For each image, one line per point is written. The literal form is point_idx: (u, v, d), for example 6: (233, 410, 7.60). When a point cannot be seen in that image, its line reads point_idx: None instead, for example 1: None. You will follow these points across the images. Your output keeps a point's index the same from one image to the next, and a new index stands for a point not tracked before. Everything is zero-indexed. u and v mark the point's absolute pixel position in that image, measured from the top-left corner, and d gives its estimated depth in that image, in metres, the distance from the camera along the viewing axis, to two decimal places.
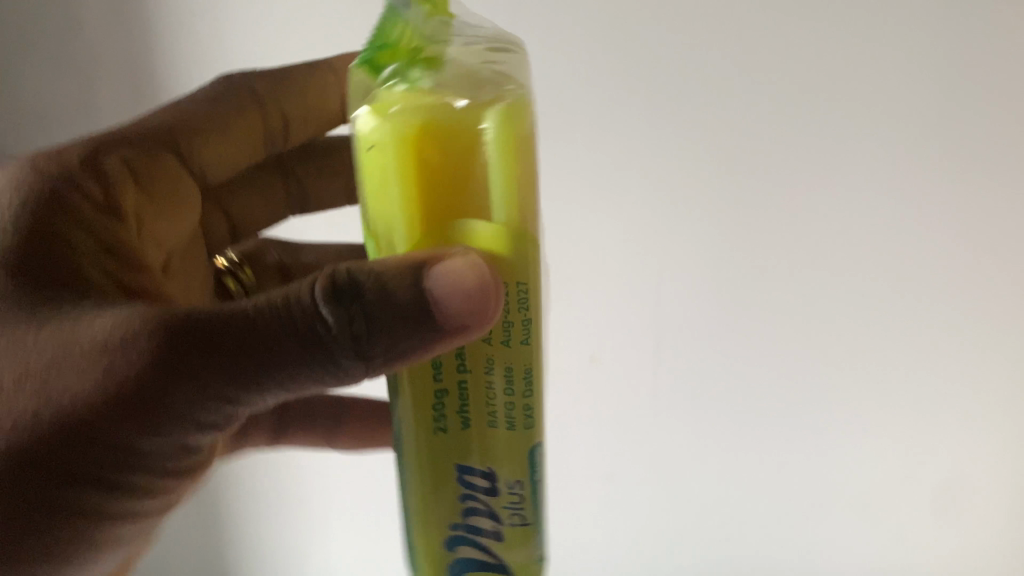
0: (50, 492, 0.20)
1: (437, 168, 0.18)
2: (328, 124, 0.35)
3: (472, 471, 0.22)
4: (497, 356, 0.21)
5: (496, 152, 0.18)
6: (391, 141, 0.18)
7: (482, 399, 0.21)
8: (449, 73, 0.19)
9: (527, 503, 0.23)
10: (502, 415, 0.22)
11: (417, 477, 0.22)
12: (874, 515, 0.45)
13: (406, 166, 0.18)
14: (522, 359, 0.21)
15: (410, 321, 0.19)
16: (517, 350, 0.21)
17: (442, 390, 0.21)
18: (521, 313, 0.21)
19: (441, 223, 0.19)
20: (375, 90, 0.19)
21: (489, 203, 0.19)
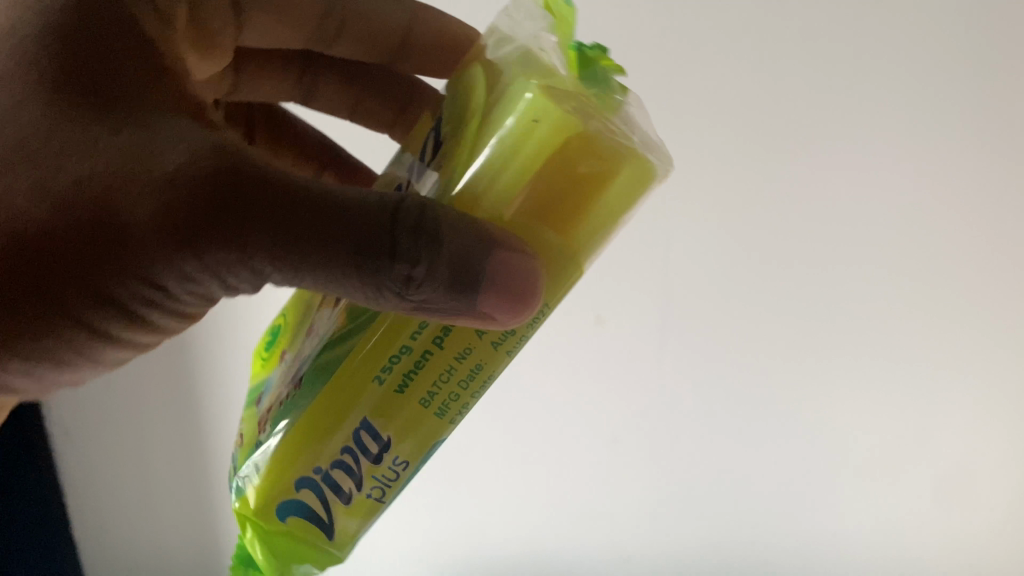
0: (58, 276, 0.21)
1: (580, 180, 0.22)
2: (372, 36, 0.36)
3: (377, 423, 0.24)
4: (473, 349, 0.24)
5: (626, 203, 0.23)
6: (571, 140, 0.22)
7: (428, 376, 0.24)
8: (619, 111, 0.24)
9: (404, 472, 0.25)
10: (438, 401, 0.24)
11: (321, 410, 0.24)
12: (897, 393, 0.60)
13: (566, 167, 0.22)
14: (484, 360, 0.24)
15: (478, 287, 0.21)
16: (485, 350, 0.24)
17: (409, 345, 0.24)
18: (517, 329, 0.24)
19: (545, 220, 0.23)
20: (571, 87, 0.23)
21: (583, 234, 0.23)
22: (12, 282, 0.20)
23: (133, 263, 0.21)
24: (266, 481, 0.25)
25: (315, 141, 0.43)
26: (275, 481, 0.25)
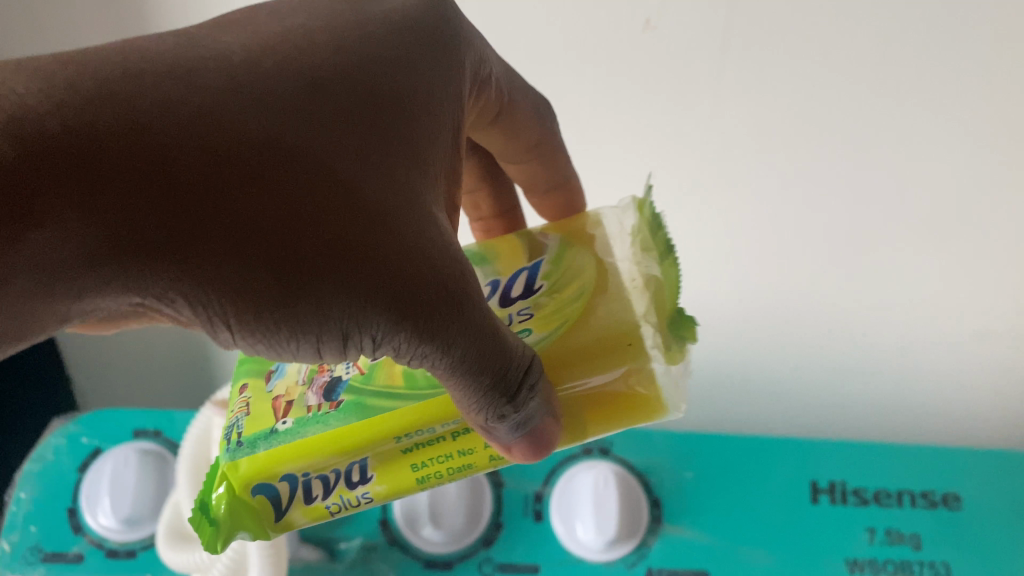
0: (303, 287, 0.30)
1: (627, 395, 0.37)
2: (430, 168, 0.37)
3: (365, 469, 0.37)
4: (472, 450, 0.37)
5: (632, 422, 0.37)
6: (624, 388, 0.36)
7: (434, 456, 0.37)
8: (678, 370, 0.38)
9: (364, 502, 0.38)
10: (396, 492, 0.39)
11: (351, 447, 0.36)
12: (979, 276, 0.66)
13: (622, 391, 0.36)
14: (471, 446, 0.37)
15: (531, 438, 0.36)
16: (474, 439, 0.37)
17: (419, 436, 0.36)
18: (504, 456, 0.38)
19: (576, 406, 0.37)
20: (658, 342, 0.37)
21: (603, 424, 0.37)
22: (280, 276, 0.30)
23: (351, 330, 0.32)
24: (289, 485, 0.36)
25: None
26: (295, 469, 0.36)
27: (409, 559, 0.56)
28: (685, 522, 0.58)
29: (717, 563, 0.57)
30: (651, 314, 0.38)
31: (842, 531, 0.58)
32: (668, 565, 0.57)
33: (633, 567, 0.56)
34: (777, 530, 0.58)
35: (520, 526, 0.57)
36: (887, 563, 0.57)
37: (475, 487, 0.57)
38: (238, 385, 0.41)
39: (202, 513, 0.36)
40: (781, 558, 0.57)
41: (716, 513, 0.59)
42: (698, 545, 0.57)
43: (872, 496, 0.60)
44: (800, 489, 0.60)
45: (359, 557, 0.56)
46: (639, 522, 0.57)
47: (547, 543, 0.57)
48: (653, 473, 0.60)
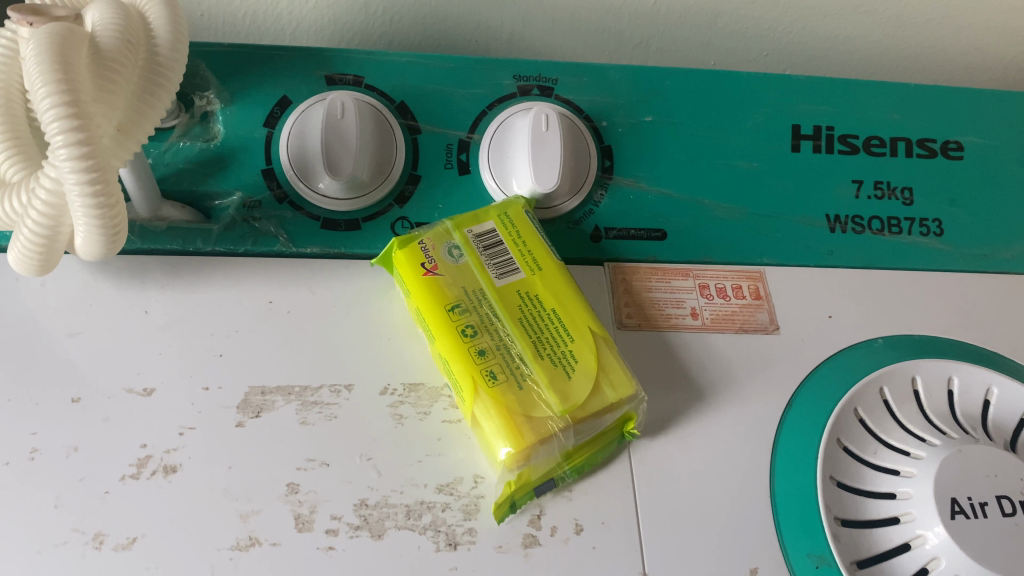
0: None
1: (577, 449, 0.38)
2: (144, 57, 0.37)
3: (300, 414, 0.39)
4: (556, 422, 0.37)
5: (606, 430, 0.39)
6: (587, 438, 0.38)
7: (544, 327, 0.39)
8: (621, 402, 0.38)
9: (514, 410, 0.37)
10: (449, 322, 0.39)
11: (532, 254, 0.42)
12: None
13: (581, 443, 0.38)
14: (518, 426, 0.37)
15: None
16: (517, 430, 0.36)
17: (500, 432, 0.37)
18: (536, 410, 0.37)
19: (549, 464, 0.38)
20: (597, 411, 0.38)
21: (581, 443, 0.38)
22: None
23: None
24: (472, 228, 0.42)
25: (136, 17, 0.38)
26: (473, 220, 0.43)
27: (303, 218, 0.44)
28: (641, 174, 0.48)
29: (677, 218, 0.47)
30: (604, 415, 0.38)
31: (827, 182, 0.49)
32: (620, 221, 0.47)
33: (578, 226, 0.46)
34: (749, 180, 0.49)
35: (439, 178, 0.46)
36: (872, 221, 0.49)
37: (380, 132, 0.45)
38: (34, 38, 0.33)
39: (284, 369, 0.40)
40: (751, 214, 0.48)
41: (679, 162, 0.48)
42: (655, 199, 0.47)
43: (863, 145, 0.50)
44: (779, 134, 0.50)
45: (238, 218, 0.44)
46: (585, 175, 0.47)
47: (474, 197, 0.46)
48: (604, 117, 0.49)
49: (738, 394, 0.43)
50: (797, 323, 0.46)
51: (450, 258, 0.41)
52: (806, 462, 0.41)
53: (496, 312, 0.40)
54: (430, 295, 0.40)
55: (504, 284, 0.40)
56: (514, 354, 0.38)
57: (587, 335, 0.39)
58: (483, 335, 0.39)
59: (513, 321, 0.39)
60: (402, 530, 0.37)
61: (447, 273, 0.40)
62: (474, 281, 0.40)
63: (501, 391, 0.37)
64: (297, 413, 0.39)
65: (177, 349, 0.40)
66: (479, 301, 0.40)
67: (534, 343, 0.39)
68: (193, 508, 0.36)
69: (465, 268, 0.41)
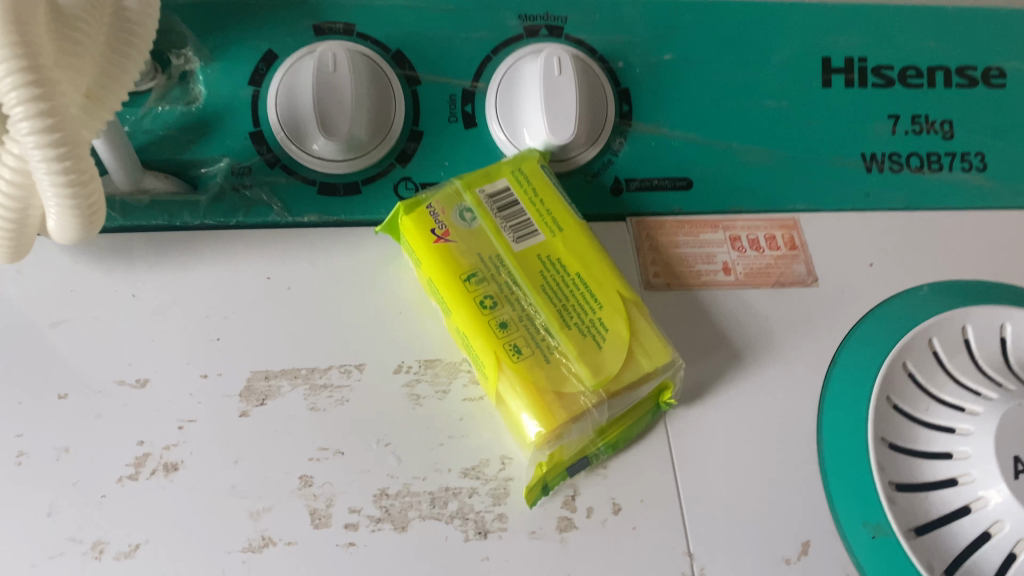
0: None
1: (612, 425, 0.35)
2: (111, 11, 0.33)
3: (311, 400, 0.36)
4: (588, 399, 0.34)
5: (642, 402, 0.36)
6: (623, 412, 0.35)
7: (568, 294, 0.36)
8: (658, 373, 0.35)
9: (542, 388, 0.34)
10: (466, 293, 0.36)
11: (551, 214, 0.38)
12: None
13: (615, 419, 0.35)
14: (547, 406, 0.34)
15: None
16: (546, 411, 0.33)
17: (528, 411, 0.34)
18: (566, 388, 0.34)
19: (582, 443, 0.35)
20: (632, 383, 0.35)
21: (615, 418, 0.35)
22: None
23: None
24: (484, 187, 0.39)
25: None
26: (485, 178, 0.39)
27: (298, 184, 0.41)
28: (662, 118, 0.44)
29: (702, 165, 0.44)
30: (640, 386, 0.35)
31: (862, 118, 0.46)
32: (642, 171, 0.43)
33: (597, 178, 0.43)
34: (778, 120, 0.45)
35: (444, 132, 0.42)
36: (911, 157, 0.45)
37: (377, 86, 0.41)
38: None
39: (289, 351, 0.37)
40: (781, 156, 0.44)
41: (702, 104, 0.45)
42: (679, 144, 0.44)
43: (899, 77, 0.47)
44: (809, 68, 0.46)
45: (227, 186, 0.40)
46: (602, 122, 0.43)
47: (483, 152, 0.42)
48: (620, 57, 0.45)
49: (777, 354, 0.40)
50: (836, 273, 0.42)
51: (461, 223, 0.37)
52: (855, 423, 0.38)
53: (517, 280, 0.36)
54: (443, 264, 0.36)
55: (522, 248, 0.37)
56: (538, 326, 0.35)
57: (617, 300, 0.36)
58: (503, 306, 0.36)
59: (535, 289, 0.36)
60: (427, 520, 0.34)
61: (460, 240, 0.37)
62: (490, 246, 0.37)
63: (526, 367, 0.34)
64: (306, 399, 0.36)
65: (170, 334, 0.37)
66: (496, 269, 0.36)
67: (559, 312, 0.36)
68: (199, 509, 0.34)
69: (479, 233, 0.37)
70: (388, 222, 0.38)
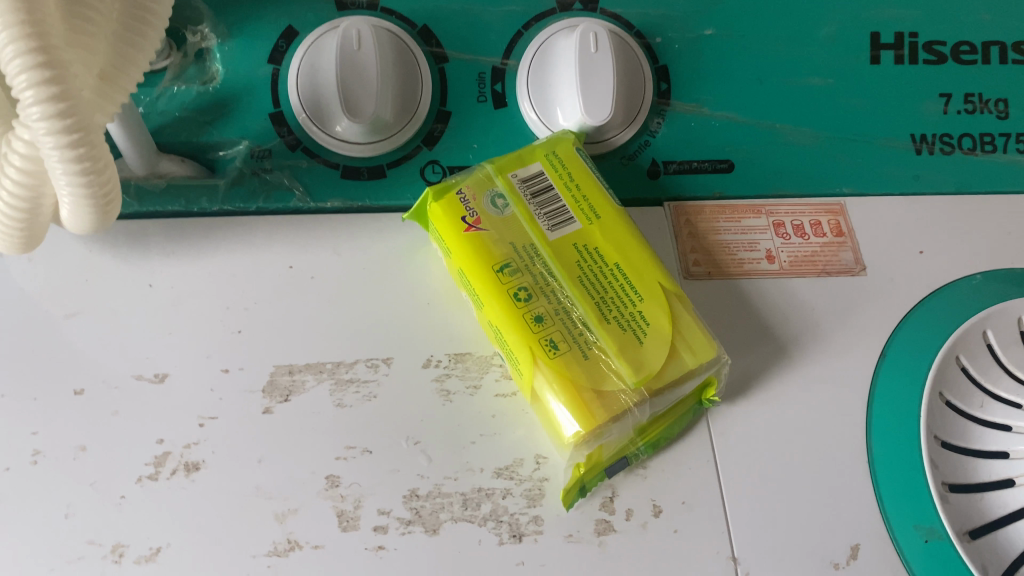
0: None
1: (652, 423, 0.34)
2: None
3: (337, 396, 0.34)
4: (629, 397, 0.32)
5: (684, 399, 0.34)
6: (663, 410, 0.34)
7: (607, 286, 0.34)
8: (702, 370, 0.33)
9: (580, 386, 0.32)
10: (499, 285, 0.34)
11: (588, 200, 0.36)
12: None
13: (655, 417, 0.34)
14: (586, 404, 0.32)
15: None
16: (585, 410, 0.32)
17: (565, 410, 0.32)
18: (605, 386, 0.32)
19: (620, 442, 0.33)
20: (674, 380, 0.33)
21: (655, 416, 0.34)
22: None
23: None
24: (517, 171, 0.37)
25: None
26: (517, 162, 0.37)
27: (320, 168, 0.39)
28: (702, 97, 0.42)
29: (744, 146, 0.42)
30: (683, 384, 0.33)
31: (912, 96, 0.43)
32: (680, 153, 0.41)
33: (633, 161, 0.41)
34: (824, 98, 0.43)
35: (473, 113, 0.40)
36: (963, 138, 0.43)
37: (403, 64, 0.39)
38: None
39: (313, 344, 0.35)
40: (828, 137, 0.42)
41: (744, 82, 0.42)
42: (719, 124, 0.42)
43: (951, 53, 0.44)
44: (856, 44, 0.44)
45: (246, 170, 0.39)
46: (639, 102, 0.41)
47: (514, 133, 0.40)
48: (658, 32, 0.43)
49: (824, 347, 0.38)
50: (884, 261, 0.40)
51: (493, 209, 0.35)
52: (907, 421, 0.36)
53: (552, 271, 0.34)
54: (475, 254, 0.34)
55: (557, 237, 0.35)
56: (575, 320, 0.33)
57: (658, 292, 0.34)
58: (538, 299, 0.34)
59: (572, 281, 0.34)
60: (459, 522, 0.33)
61: (492, 228, 0.35)
62: (523, 235, 0.35)
63: (563, 364, 0.33)
64: (331, 395, 0.34)
65: (189, 327, 0.35)
66: (531, 259, 0.35)
67: (597, 305, 0.34)
68: (222, 511, 0.32)
69: (512, 220, 0.35)
70: (416, 209, 0.37)
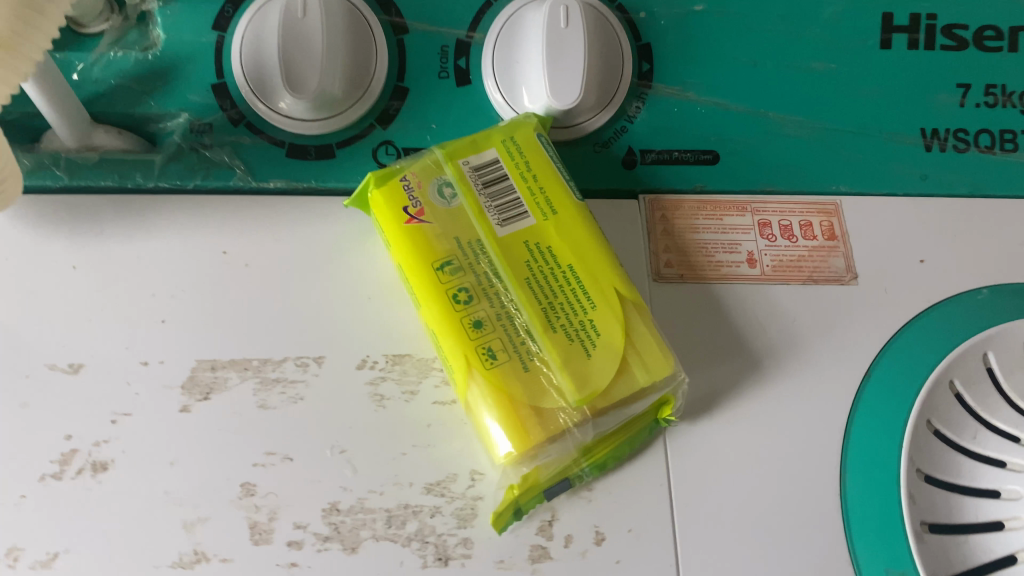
0: None
1: (599, 444, 0.31)
2: None
3: (262, 397, 0.32)
4: (568, 417, 0.29)
5: (638, 418, 0.31)
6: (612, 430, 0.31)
7: (557, 289, 0.31)
8: (656, 389, 0.30)
9: (516, 401, 0.29)
10: (437, 285, 0.31)
11: (545, 192, 0.33)
12: None
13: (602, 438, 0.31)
14: (520, 423, 0.29)
15: None
16: (519, 429, 0.29)
17: None
18: (543, 403, 0.29)
19: (561, 464, 0.30)
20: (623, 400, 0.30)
21: (603, 436, 0.31)
22: None
23: None
24: (469, 157, 0.33)
25: None
26: (471, 147, 0.34)
27: (263, 145, 0.36)
28: (687, 80, 0.38)
29: (732, 136, 0.38)
30: (634, 404, 0.30)
31: (924, 86, 0.39)
32: (660, 141, 0.37)
33: (607, 148, 0.37)
34: (825, 86, 0.39)
35: (433, 90, 0.37)
36: (980, 135, 0.38)
37: (355, 34, 0.36)
38: None
39: (240, 338, 0.33)
40: (827, 128, 0.38)
41: (736, 65, 0.38)
42: (705, 112, 0.38)
43: (974, 38, 0.39)
44: (865, 26, 0.39)
45: (185, 145, 0.36)
46: (616, 84, 0.37)
47: (476, 114, 0.37)
48: (643, 6, 0.39)
49: (803, 364, 0.34)
50: (879, 270, 0.36)
51: (438, 199, 0.32)
52: (888, 453, 0.33)
53: (497, 271, 0.31)
54: (414, 249, 0.31)
55: (507, 233, 0.32)
56: (517, 328, 0.30)
57: (613, 299, 0.31)
58: (479, 302, 0.31)
59: (519, 283, 0.31)
60: (381, 541, 0.30)
61: (436, 221, 0.32)
62: (469, 229, 0.32)
63: (500, 377, 0.30)
64: (256, 395, 0.32)
65: (110, 313, 0.33)
66: (475, 257, 0.31)
67: (543, 312, 0.31)
68: (127, 516, 0.30)
69: (459, 213, 0.32)
70: (359, 195, 0.34)
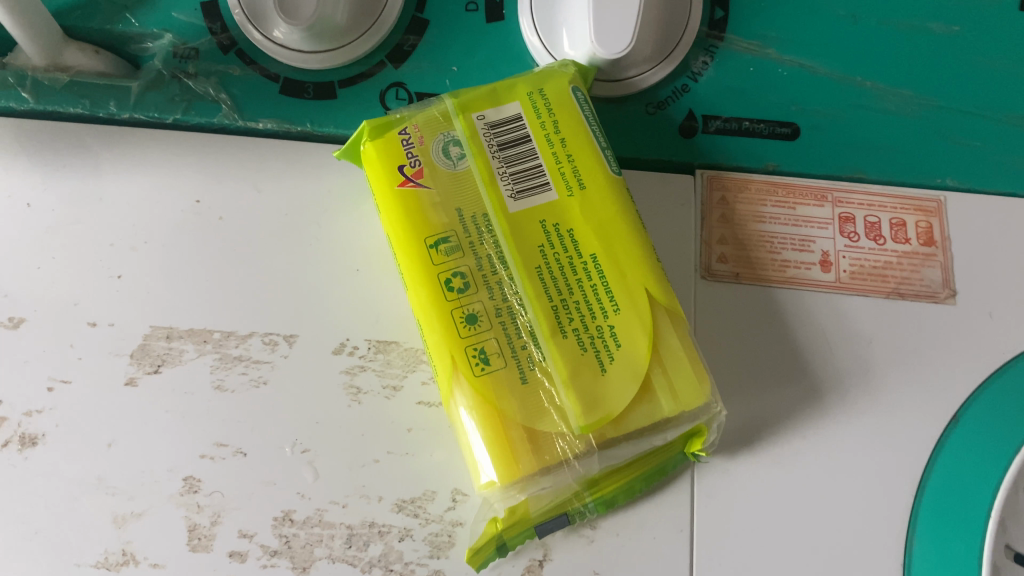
0: None
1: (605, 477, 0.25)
2: None
3: (219, 376, 0.27)
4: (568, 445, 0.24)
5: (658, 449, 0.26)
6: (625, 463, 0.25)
7: (573, 284, 0.25)
8: (682, 420, 0.24)
9: (507, 420, 0.24)
10: (428, 267, 0.25)
11: (573, 161, 0.27)
12: None
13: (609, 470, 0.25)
14: (508, 446, 0.24)
15: None
16: (506, 453, 0.23)
17: None
18: (538, 426, 0.24)
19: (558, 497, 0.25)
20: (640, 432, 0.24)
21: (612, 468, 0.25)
22: None
23: None
24: (486, 111, 0.27)
25: None
26: (489, 98, 0.28)
27: (254, 77, 0.30)
28: (769, 34, 0.31)
29: (818, 106, 0.31)
30: (654, 436, 0.24)
31: None
32: (728, 106, 0.31)
33: (662, 111, 0.31)
34: (941, 52, 0.31)
35: (457, 25, 0.31)
36: None
37: None
38: None
39: (203, 305, 0.28)
40: (940, 105, 0.31)
41: (831, 19, 0.31)
42: (788, 75, 0.31)
43: None
44: None
45: (166, 72, 0.31)
46: (680, 33, 0.30)
47: (507, 58, 0.31)
48: None
49: (874, 397, 0.28)
50: (983, 288, 0.29)
51: (442, 161, 0.27)
52: (972, 523, 0.26)
53: (503, 255, 0.26)
54: (406, 220, 0.26)
55: (520, 209, 0.26)
56: (519, 328, 0.25)
57: (641, 301, 0.25)
58: (476, 292, 0.25)
59: (527, 272, 0.25)
60: (336, 563, 0.25)
61: (436, 187, 0.26)
62: (475, 200, 0.26)
63: (490, 386, 0.24)
64: (212, 373, 0.27)
65: (60, 262, 0.29)
66: (479, 235, 0.26)
67: (552, 311, 0.25)
68: (52, 502, 0.26)
69: (465, 181, 0.27)
70: (352, 145, 0.28)
